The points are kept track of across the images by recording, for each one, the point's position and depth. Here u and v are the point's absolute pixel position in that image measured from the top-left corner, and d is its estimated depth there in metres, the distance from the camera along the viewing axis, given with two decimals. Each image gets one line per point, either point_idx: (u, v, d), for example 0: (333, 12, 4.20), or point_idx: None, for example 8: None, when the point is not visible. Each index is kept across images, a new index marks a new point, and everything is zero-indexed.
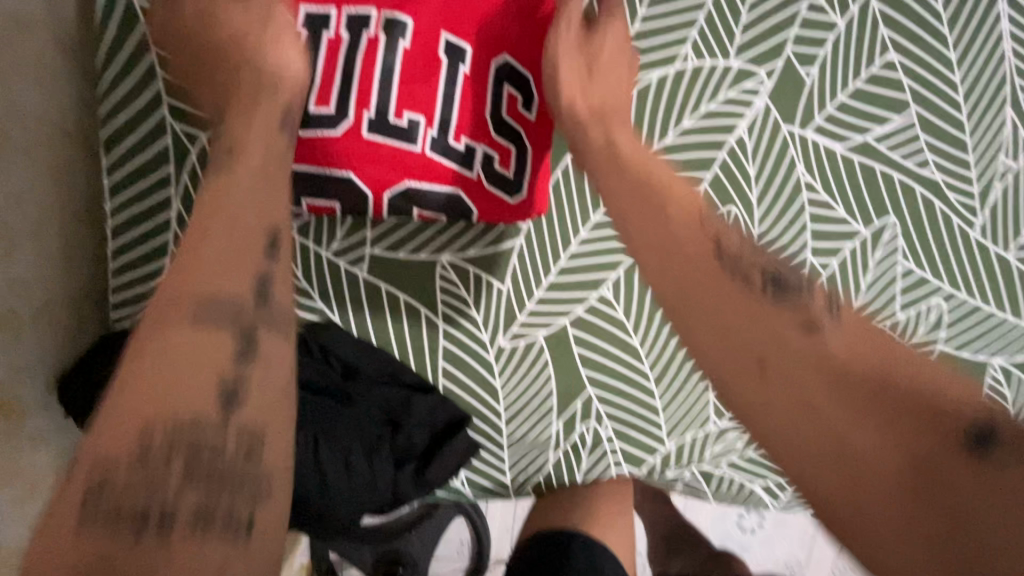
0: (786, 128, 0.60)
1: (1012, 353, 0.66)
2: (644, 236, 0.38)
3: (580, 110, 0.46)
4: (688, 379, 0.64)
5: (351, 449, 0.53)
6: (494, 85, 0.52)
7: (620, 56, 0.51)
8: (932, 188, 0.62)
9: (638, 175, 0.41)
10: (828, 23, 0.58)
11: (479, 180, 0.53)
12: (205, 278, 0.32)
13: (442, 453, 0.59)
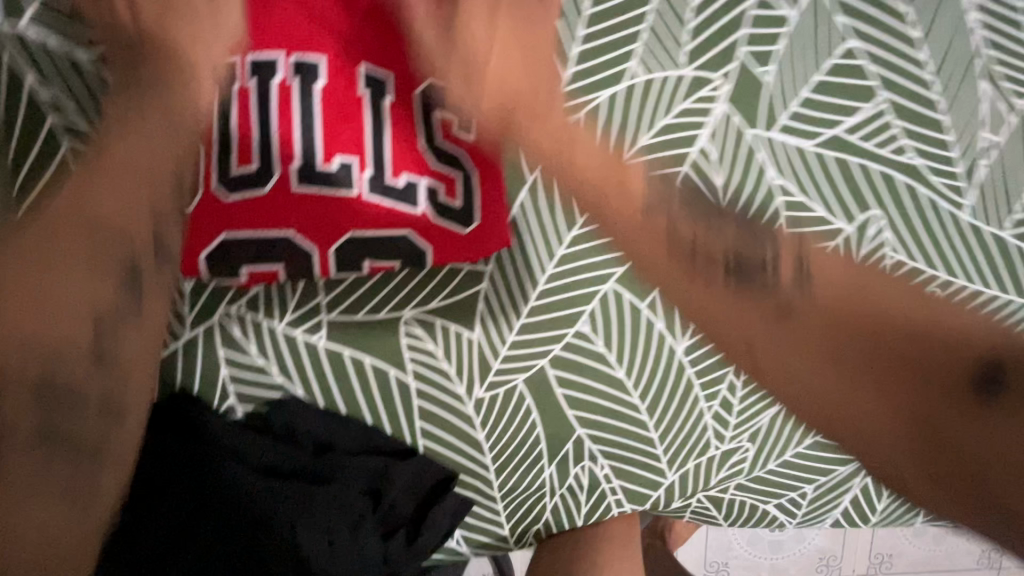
0: (749, 133, 0.56)
1: None
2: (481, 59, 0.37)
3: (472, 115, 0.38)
4: (682, 403, 0.60)
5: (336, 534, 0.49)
6: (420, 114, 0.49)
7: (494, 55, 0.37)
8: (914, 174, 0.59)
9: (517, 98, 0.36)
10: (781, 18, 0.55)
11: (425, 215, 0.50)
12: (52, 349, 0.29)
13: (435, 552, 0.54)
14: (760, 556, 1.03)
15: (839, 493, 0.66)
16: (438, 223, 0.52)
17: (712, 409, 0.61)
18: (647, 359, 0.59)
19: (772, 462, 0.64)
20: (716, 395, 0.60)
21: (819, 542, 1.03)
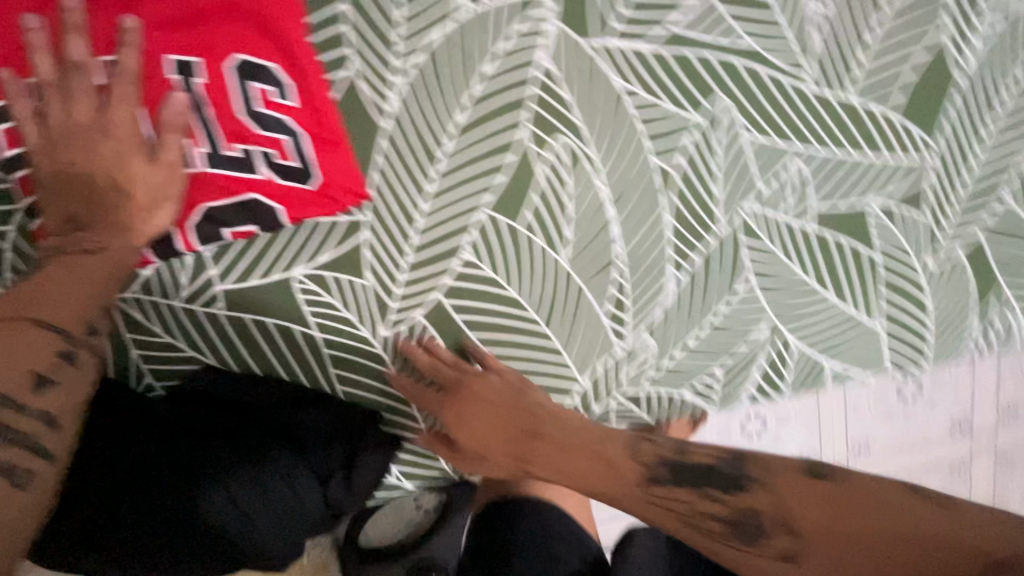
0: (586, 45, 0.58)
1: (887, 189, 0.66)
2: (506, 450, 0.56)
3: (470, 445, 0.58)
4: (577, 310, 0.64)
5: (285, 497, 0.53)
6: (235, 86, 0.51)
7: (483, 413, 0.58)
8: (753, 57, 0.61)
9: (498, 416, 0.57)
10: None
11: (268, 180, 0.53)
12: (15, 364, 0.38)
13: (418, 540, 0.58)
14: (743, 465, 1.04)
15: (746, 371, 0.69)
16: (286, 184, 0.54)
17: (607, 310, 0.64)
18: (536, 275, 0.62)
19: (676, 352, 0.67)
20: (610, 298, 0.64)
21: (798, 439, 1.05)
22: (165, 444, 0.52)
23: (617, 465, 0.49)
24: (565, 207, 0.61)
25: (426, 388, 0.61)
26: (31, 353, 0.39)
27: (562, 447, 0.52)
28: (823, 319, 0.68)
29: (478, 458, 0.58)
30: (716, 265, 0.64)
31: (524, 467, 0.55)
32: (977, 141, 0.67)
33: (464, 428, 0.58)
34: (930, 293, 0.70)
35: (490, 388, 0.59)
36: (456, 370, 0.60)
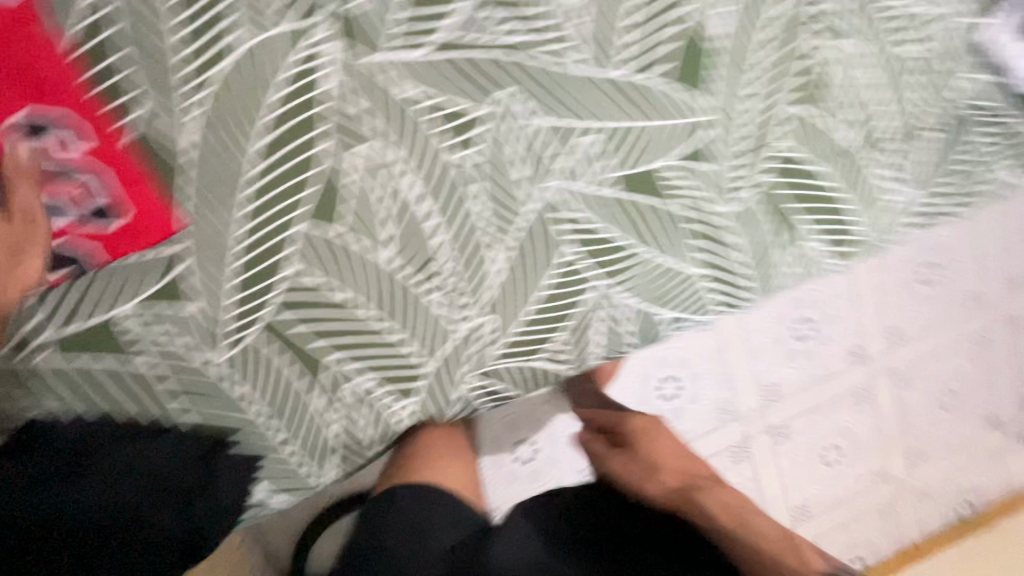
0: (366, 61, 0.63)
1: (673, 149, 0.73)
2: (648, 463, 0.82)
3: (667, 491, 0.78)
4: (411, 303, 0.68)
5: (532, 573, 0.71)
6: (24, 141, 0.56)
7: (635, 463, 0.82)
8: (526, 51, 0.67)
9: (651, 464, 0.82)
10: None
11: (71, 225, 0.59)
12: None
13: (552, 530, 0.78)
14: None
15: (584, 331, 0.76)
16: (88, 228, 0.59)
17: (440, 298, 0.69)
18: (362, 277, 0.66)
19: (517, 325, 0.72)
20: (437, 286, 0.68)
21: None
22: (119, 524, 0.60)
23: (745, 514, 0.76)
24: (379, 208, 0.65)
25: (614, 462, 0.84)
26: None
27: (716, 510, 0.76)
28: (640, 270, 0.76)
29: (648, 489, 0.78)
30: (535, 242, 0.70)
31: (683, 492, 0.78)
32: (749, 95, 0.74)
33: (638, 466, 0.82)
34: (740, 233, 0.78)
35: (669, 450, 0.87)
36: (650, 482, 0.79)
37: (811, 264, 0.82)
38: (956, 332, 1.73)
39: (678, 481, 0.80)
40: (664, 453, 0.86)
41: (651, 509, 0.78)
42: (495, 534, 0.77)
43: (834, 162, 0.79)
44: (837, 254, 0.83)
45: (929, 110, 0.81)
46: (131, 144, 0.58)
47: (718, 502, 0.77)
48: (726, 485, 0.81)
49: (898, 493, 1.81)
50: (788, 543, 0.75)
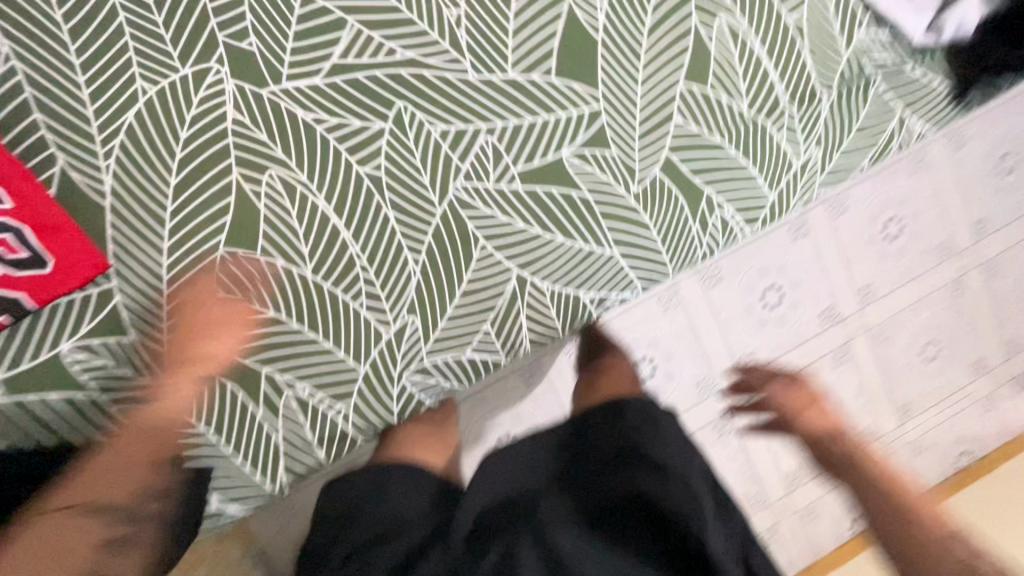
0: (264, 93, 0.68)
1: (573, 139, 0.76)
2: (811, 413, 0.76)
3: (805, 419, 0.76)
4: (336, 313, 0.72)
5: (567, 530, 0.62)
6: None
7: (821, 413, 0.76)
8: (415, 65, 0.71)
9: (802, 399, 0.78)
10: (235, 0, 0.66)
11: (7, 274, 0.61)
12: (95, 499, 0.59)
13: (575, 479, 0.68)
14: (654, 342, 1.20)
15: (513, 321, 0.79)
16: (23, 273, 0.62)
17: (364, 305, 0.73)
18: (285, 293, 0.70)
19: (442, 322, 0.76)
20: (359, 294, 0.72)
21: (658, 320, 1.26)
22: None
23: (880, 470, 0.69)
24: (294, 227, 0.70)
25: (786, 401, 0.79)
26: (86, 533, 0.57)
27: (852, 455, 0.71)
28: (560, 257, 0.78)
29: (790, 413, 0.77)
30: (445, 243, 0.74)
31: (832, 430, 0.74)
32: (641, 79, 0.77)
33: (802, 399, 0.78)
34: (644, 211, 0.80)
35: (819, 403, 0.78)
36: (825, 418, 0.75)
37: (722, 236, 0.84)
38: (929, 285, 1.73)
39: (826, 421, 0.75)
40: (809, 420, 0.75)
41: (798, 437, 0.76)
42: (517, 482, 0.69)
43: (733, 133, 0.81)
44: (757, 222, 0.85)
45: (829, 72, 0.83)
46: (57, 193, 0.64)
47: (842, 464, 0.71)
48: (867, 451, 0.70)
49: (892, 450, 1.81)
50: (924, 504, 0.66)
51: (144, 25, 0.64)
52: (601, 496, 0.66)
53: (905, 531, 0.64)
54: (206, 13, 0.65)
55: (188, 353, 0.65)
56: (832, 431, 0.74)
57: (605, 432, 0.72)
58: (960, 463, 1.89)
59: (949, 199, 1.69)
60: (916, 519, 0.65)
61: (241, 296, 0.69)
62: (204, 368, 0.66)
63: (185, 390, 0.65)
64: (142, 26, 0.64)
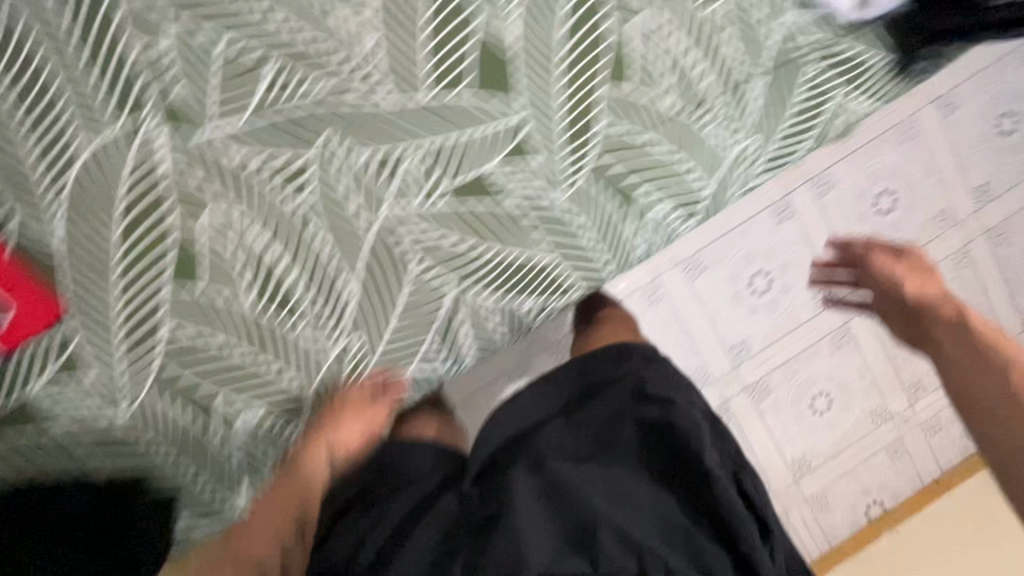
0: (194, 139, 0.72)
1: (496, 153, 0.79)
2: (909, 280, 0.97)
3: (895, 295, 0.96)
4: (282, 336, 0.77)
5: (562, 459, 0.79)
6: None
7: (917, 273, 0.99)
8: (334, 96, 0.75)
9: (906, 312, 0.95)
10: (157, 54, 0.69)
11: None
12: (280, 504, 0.81)
13: (576, 414, 0.86)
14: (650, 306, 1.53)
15: (456, 330, 0.83)
16: None
17: (305, 327, 0.78)
18: (231, 321, 0.76)
19: (383, 337, 0.81)
20: (301, 317, 0.77)
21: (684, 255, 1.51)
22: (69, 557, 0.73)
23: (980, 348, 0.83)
24: (235, 260, 0.75)
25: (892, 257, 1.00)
26: (281, 531, 0.81)
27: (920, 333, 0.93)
28: (496, 267, 0.81)
29: (878, 277, 0.99)
30: (381, 260, 0.78)
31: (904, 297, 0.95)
32: (563, 86, 0.79)
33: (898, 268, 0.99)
34: (580, 212, 0.82)
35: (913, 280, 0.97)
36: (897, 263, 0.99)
37: (659, 232, 0.86)
38: (931, 257, 1.66)
39: (918, 298, 0.94)
40: (908, 286, 0.95)
41: (891, 296, 0.97)
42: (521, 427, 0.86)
43: (662, 130, 0.82)
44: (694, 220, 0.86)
45: (755, 60, 0.83)
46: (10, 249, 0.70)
47: (954, 335, 0.87)
48: (932, 298, 0.93)
49: (906, 431, 1.75)
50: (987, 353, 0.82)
51: (76, 87, 0.68)
52: (615, 435, 0.83)
53: (971, 401, 0.80)
54: (132, 69, 0.69)
55: (330, 436, 0.82)
56: (926, 304, 0.93)
57: (604, 364, 0.93)
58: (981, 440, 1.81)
59: (945, 167, 1.63)
60: (983, 403, 0.79)
61: (376, 410, 0.83)
62: (332, 444, 0.83)
63: (321, 451, 0.82)
64: (75, 88, 0.68)
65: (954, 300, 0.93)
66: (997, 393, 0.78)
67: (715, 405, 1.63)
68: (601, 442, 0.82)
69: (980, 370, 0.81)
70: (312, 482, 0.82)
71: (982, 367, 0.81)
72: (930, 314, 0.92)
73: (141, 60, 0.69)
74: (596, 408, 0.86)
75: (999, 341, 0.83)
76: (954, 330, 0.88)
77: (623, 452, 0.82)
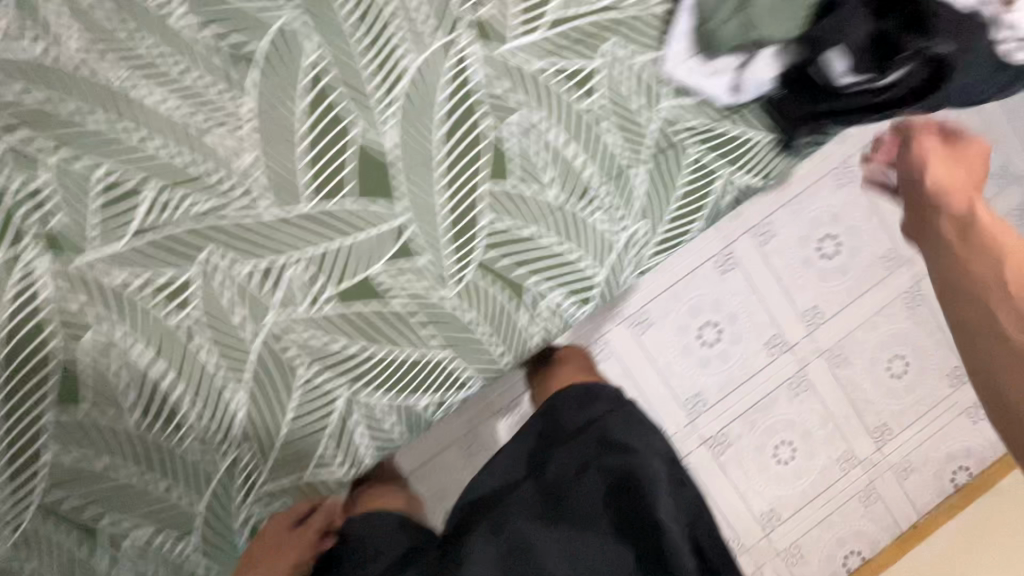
0: (74, 264, 0.74)
1: (379, 256, 0.81)
2: (937, 172, 0.91)
3: (928, 178, 0.91)
4: (171, 452, 0.78)
5: (528, 518, 0.87)
6: None
7: (959, 155, 0.95)
8: (214, 213, 0.77)
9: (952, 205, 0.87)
10: (39, 187, 0.72)
11: None
12: None
13: (546, 460, 0.97)
14: (610, 355, 1.53)
15: (351, 433, 0.83)
16: None
17: (193, 441, 0.78)
18: (119, 440, 0.76)
19: (276, 445, 0.82)
20: (188, 432, 0.78)
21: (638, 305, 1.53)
22: None
23: (976, 265, 0.78)
24: (118, 380, 0.75)
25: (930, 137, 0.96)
26: None
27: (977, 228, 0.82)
28: (387, 366, 0.82)
29: (904, 168, 0.94)
30: (267, 370, 0.79)
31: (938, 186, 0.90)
32: (441, 188, 0.81)
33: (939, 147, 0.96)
34: (466, 309, 0.83)
35: (950, 168, 0.92)
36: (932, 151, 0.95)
37: (558, 318, 0.86)
38: (882, 297, 1.64)
39: (936, 190, 0.90)
40: (935, 172, 0.91)
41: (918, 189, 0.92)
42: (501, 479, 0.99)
43: (546, 221, 0.83)
44: (588, 308, 0.86)
45: (636, 147, 0.85)
46: None
47: (958, 226, 0.85)
48: (954, 189, 0.89)
49: (875, 475, 1.70)
50: (999, 287, 0.74)
51: None
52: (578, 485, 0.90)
53: (983, 285, 0.76)
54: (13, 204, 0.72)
55: None
56: (942, 193, 0.89)
57: (573, 429, 1.02)
58: (957, 480, 1.74)
59: (885, 207, 1.63)
60: (981, 330, 0.74)
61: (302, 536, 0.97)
62: None
63: None
64: None
65: (980, 199, 0.87)
66: (975, 258, 0.79)
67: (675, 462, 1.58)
68: (564, 491, 0.91)
69: (960, 240, 0.84)
70: None
71: (984, 258, 0.78)
72: (964, 187, 0.90)
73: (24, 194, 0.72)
74: (567, 455, 0.96)
75: (1007, 251, 0.77)
76: (957, 202, 0.87)
77: (592, 503, 0.89)
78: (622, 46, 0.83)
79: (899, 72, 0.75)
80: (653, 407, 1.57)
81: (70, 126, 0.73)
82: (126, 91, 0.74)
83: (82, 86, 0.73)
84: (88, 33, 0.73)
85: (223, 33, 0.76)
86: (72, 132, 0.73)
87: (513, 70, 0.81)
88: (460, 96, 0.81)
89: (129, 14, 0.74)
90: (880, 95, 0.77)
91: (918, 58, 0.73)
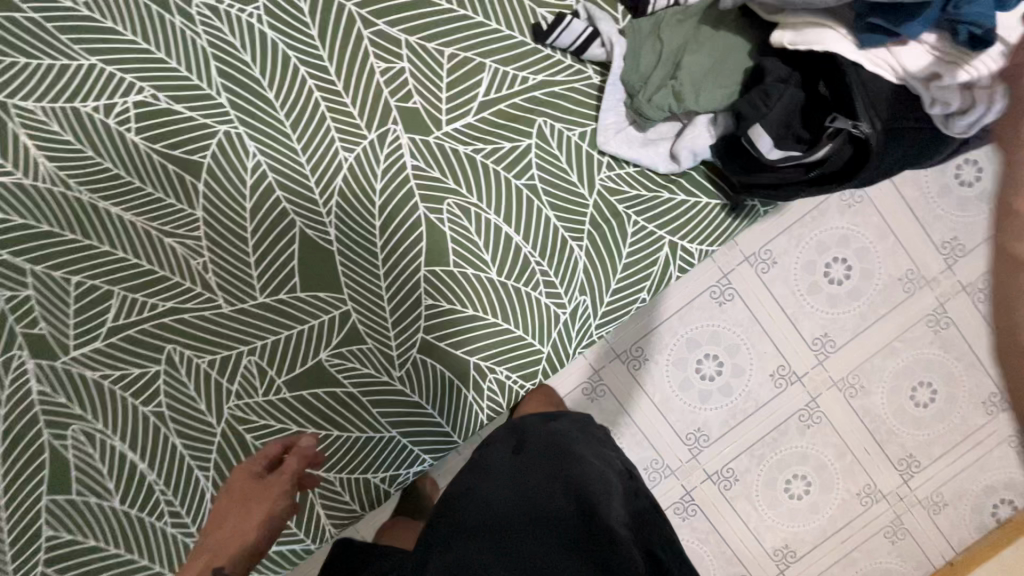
0: (58, 365, 0.81)
1: (327, 342, 0.84)
2: None
3: None
4: (149, 532, 0.84)
5: (498, 525, 0.73)
6: None
7: None
8: (174, 310, 0.82)
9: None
10: (22, 297, 0.79)
11: None
12: (214, 549, 0.71)
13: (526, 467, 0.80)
14: (601, 396, 1.51)
15: (310, 512, 0.86)
16: None
17: (167, 522, 0.84)
18: (103, 521, 0.83)
19: None
20: (163, 513, 0.84)
21: (628, 341, 1.50)
22: None
23: None
24: (100, 467, 0.82)
25: None
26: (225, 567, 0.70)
27: None
28: (339, 449, 0.85)
29: None
30: (229, 453, 0.85)
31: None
32: (383, 273, 0.83)
33: None
34: (411, 392, 0.86)
35: None
36: None
37: (502, 396, 0.87)
38: (902, 323, 1.53)
39: None
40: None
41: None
42: (469, 479, 0.80)
43: (487, 300, 0.84)
44: (532, 381, 0.88)
45: (576, 218, 0.84)
46: None
47: None
48: None
49: (904, 509, 1.56)
50: None
51: None
52: (546, 504, 0.75)
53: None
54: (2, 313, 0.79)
55: (224, 533, 0.72)
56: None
57: (542, 443, 0.83)
58: (1001, 515, 1.56)
59: (899, 225, 1.52)
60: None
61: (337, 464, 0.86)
62: (215, 543, 0.71)
63: (232, 518, 0.73)
64: None
65: None
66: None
67: (677, 496, 1.54)
68: (540, 505, 0.74)
69: None
70: (216, 554, 0.70)
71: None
72: None
73: (10, 304, 0.79)
74: (542, 465, 0.80)
75: None
76: None
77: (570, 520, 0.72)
78: (558, 121, 0.84)
79: (826, 149, 0.70)
80: (651, 446, 1.53)
81: (43, 238, 0.79)
82: (89, 203, 0.79)
83: (47, 203, 0.78)
84: (49, 156, 0.78)
85: (171, 148, 0.80)
86: (45, 244, 0.79)
87: (448, 152, 0.83)
88: (397, 182, 0.82)
89: (83, 131, 0.78)
90: (811, 173, 0.73)
91: (839, 138, 0.69)
